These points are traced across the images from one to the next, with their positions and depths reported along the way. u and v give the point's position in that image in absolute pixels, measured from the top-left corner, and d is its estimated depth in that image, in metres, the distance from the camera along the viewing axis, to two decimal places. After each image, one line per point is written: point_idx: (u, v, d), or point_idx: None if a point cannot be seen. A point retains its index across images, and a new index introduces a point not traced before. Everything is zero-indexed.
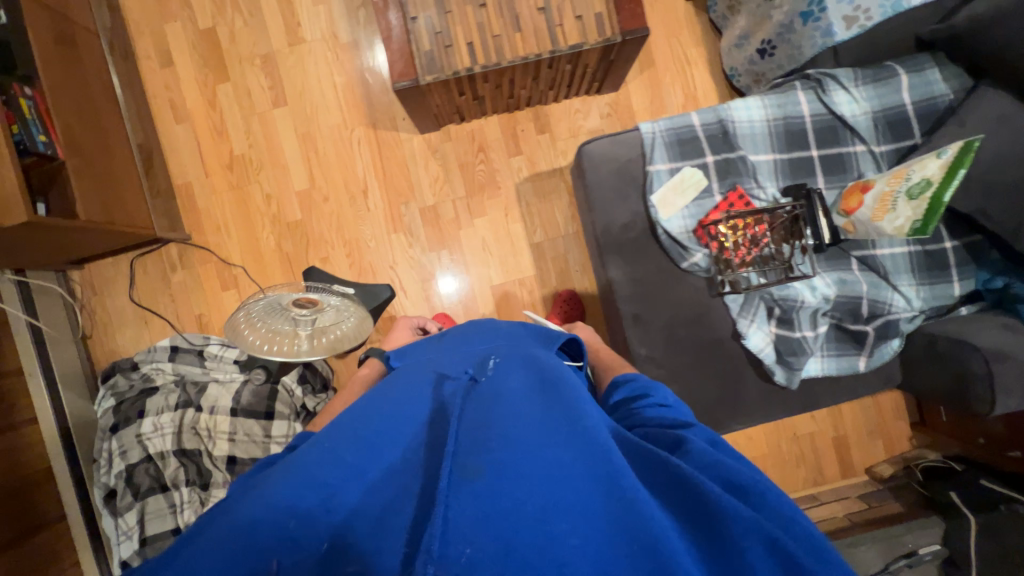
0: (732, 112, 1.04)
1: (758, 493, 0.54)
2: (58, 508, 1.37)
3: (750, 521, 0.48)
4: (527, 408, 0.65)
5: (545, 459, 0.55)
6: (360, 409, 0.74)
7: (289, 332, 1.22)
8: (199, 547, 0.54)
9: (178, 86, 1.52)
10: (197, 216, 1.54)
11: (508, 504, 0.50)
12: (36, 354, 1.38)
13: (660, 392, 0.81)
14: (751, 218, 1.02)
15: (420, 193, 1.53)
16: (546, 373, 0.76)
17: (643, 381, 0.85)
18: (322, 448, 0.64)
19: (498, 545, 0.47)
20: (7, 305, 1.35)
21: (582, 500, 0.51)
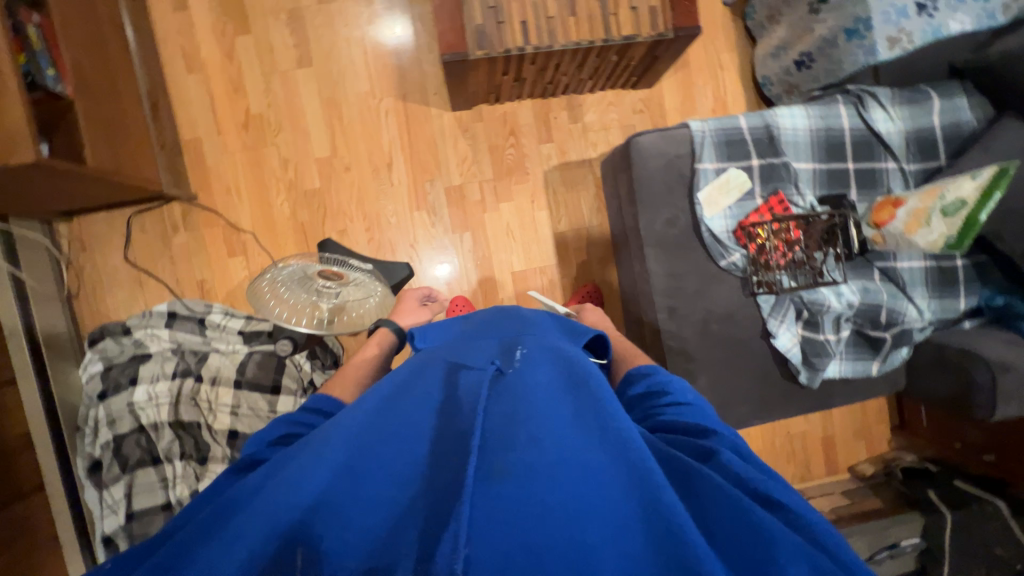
0: (778, 119, 1.07)
1: (793, 511, 0.53)
2: (37, 479, 1.27)
3: (793, 546, 0.49)
4: (554, 409, 0.65)
5: (575, 465, 0.57)
6: (384, 394, 0.73)
7: (310, 304, 1.17)
8: (237, 527, 0.55)
9: (192, 34, 1.41)
10: (206, 175, 1.44)
11: (539, 511, 0.52)
12: (18, 311, 1.27)
13: (679, 386, 0.78)
14: (788, 224, 1.05)
15: (447, 171, 1.49)
16: (572, 366, 0.74)
17: (663, 376, 0.80)
18: (351, 436, 0.64)
19: (528, 550, 0.49)
20: None
21: (611, 507, 0.53)
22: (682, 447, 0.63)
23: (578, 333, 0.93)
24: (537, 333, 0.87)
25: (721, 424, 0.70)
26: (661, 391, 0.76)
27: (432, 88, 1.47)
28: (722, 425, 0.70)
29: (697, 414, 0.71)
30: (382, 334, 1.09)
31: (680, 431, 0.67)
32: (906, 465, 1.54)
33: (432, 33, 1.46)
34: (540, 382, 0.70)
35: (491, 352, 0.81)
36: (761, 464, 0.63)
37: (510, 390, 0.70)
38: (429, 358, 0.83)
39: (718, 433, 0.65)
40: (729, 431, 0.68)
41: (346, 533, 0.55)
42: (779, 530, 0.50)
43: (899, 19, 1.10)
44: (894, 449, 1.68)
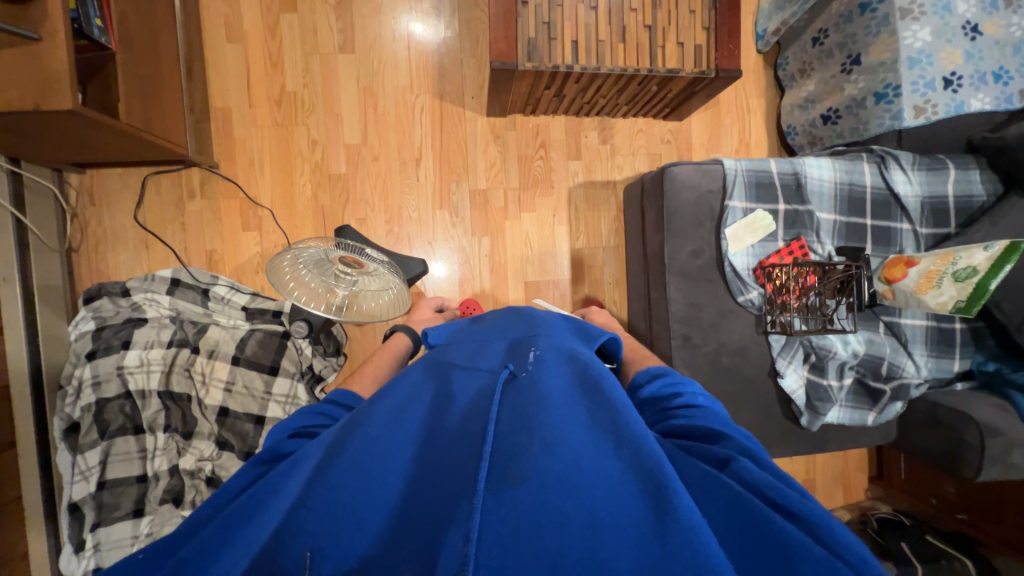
0: (806, 168, 1.12)
1: (815, 522, 0.50)
2: (10, 435, 1.21)
3: (819, 560, 0.46)
4: (566, 410, 0.62)
5: (589, 471, 0.54)
6: (391, 388, 0.70)
7: (328, 290, 1.15)
8: (256, 533, 0.54)
9: (238, 4, 1.40)
10: (231, 146, 1.42)
11: (553, 517, 0.50)
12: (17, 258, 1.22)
13: (689, 387, 0.75)
14: (807, 271, 1.08)
15: (473, 175, 1.50)
16: (584, 367, 0.70)
17: (676, 380, 0.77)
18: (358, 433, 0.61)
19: (541, 559, 0.47)
20: None
21: (626, 517, 0.50)
22: (695, 454, 0.60)
23: (589, 333, 0.89)
24: (550, 333, 0.81)
25: (737, 427, 0.66)
26: (672, 396, 0.73)
27: (470, 92, 1.49)
28: (740, 430, 0.66)
29: (709, 419, 0.67)
30: (398, 337, 1.09)
31: (692, 436, 0.64)
32: (881, 516, 1.58)
33: (477, 39, 1.48)
34: (552, 382, 0.67)
35: (500, 350, 0.78)
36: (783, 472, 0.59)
37: (520, 388, 0.67)
38: (438, 355, 0.81)
39: (733, 438, 0.62)
40: (746, 436, 0.64)
41: (356, 538, 0.52)
42: (803, 543, 0.47)
43: (927, 90, 1.15)
44: (870, 498, 1.73)
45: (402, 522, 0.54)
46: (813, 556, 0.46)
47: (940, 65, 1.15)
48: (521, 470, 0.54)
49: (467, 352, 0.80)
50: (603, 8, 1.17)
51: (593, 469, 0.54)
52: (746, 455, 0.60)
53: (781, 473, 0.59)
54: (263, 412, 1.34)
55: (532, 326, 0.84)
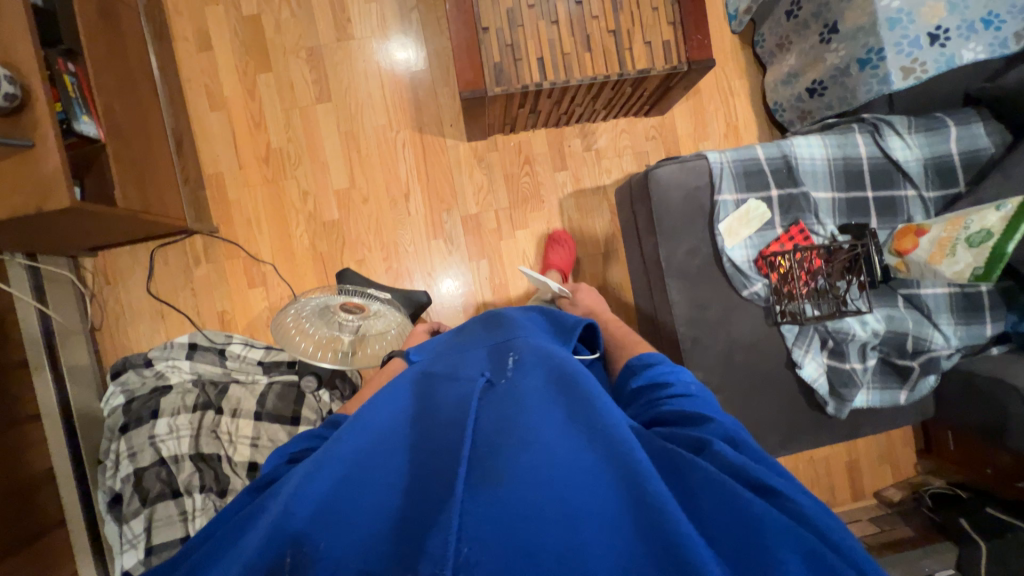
0: (795, 148, 1.09)
1: (786, 497, 0.52)
2: (59, 512, 1.27)
3: (784, 532, 0.48)
4: (543, 405, 0.61)
5: (567, 462, 0.54)
6: (372, 401, 0.70)
7: (333, 338, 1.19)
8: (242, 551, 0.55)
9: (215, 72, 1.45)
10: (227, 209, 1.47)
11: (529, 509, 0.50)
12: (43, 347, 1.29)
13: (674, 374, 0.75)
14: (811, 253, 1.05)
15: (463, 201, 1.51)
16: (561, 361, 0.69)
17: (662, 368, 0.77)
18: (342, 450, 0.62)
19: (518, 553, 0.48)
20: (16, 292, 1.25)
21: (599, 504, 0.51)
22: (675, 439, 0.60)
23: (568, 328, 0.88)
24: (527, 334, 0.80)
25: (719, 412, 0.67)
26: (656, 384, 0.74)
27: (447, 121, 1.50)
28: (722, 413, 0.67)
29: (692, 406, 0.67)
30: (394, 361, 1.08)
31: (676, 423, 0.65)
32: (935, 491, 1.50)
33: (447, 68, 1.49)
34: (530, 380, 0.66)
35: (478, 354, 0.77)
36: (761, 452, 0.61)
37: (498, 390, 0.66)
38: (420, 365, 0.81)
39: (712, 421, 0.63)
40: (727, 418, 0.66)
41: (338, 548, 0.53)
42: (772, 517, 0.48)
43: (912, 49, 1.10)
44: (920, 473, 1.66)
45: (382, 528, 0.54)
46: (789, 530, 0.48)
47: (923, 21, 1.09)
48: (500, 469, 0.54)
49: (447, 361, 0.79)
50: (564, 21, 1.17)
51: (570, 459, 0.54)
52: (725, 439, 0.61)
53: (763, 455, 0.61)
54: None
55: (509, 328, 0.83)
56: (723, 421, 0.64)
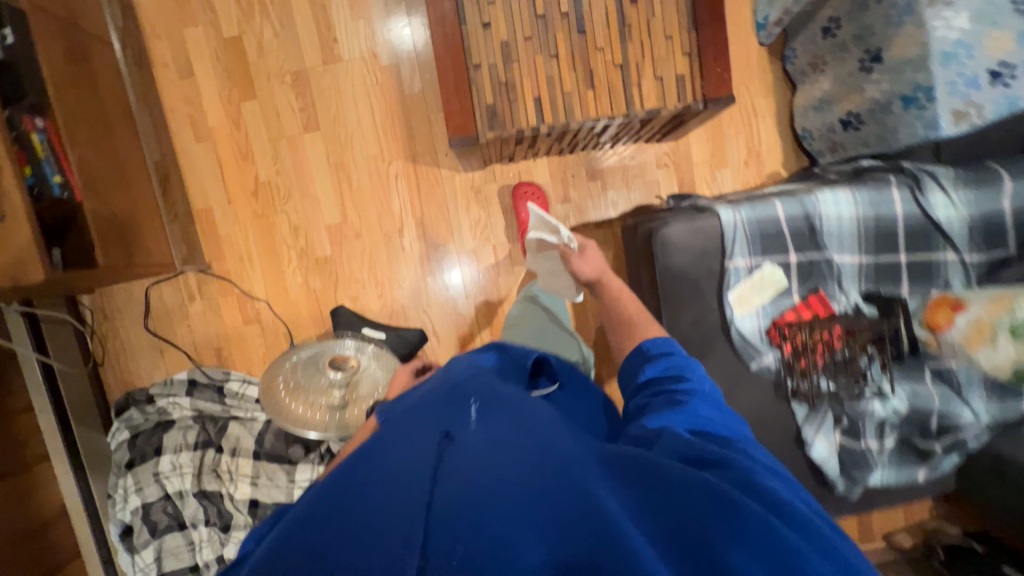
0: (819, 206, 0.97)
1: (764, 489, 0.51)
2: (73, 545, 1.33)
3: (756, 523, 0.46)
4: (508, 418, 0.59)
5: (531, 469, 0.51)
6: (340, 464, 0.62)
7: (322, 397, 1.13)
8: None
9: (199, 100, 1.38)
10: (219, 244, 1.43)
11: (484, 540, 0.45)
12: (47, 394, 1.30)
13: (679, 360, 0.76)
14: (830, 327, 0.97)
15: (459, 235, 1.44)
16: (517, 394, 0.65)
17: (671, 359, 0.76)
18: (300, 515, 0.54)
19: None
20: (17, 345, 1.24)
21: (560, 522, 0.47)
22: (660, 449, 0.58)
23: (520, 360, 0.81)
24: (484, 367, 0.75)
25: (709, 400, 0.68)
26: (656, 374, 0.75)
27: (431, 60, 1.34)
28: (711, 402, 0.68)
29: (682, 397, 0.67)
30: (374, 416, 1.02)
31: (673, 410, 0.64)
32: (949, 543, 1.42)
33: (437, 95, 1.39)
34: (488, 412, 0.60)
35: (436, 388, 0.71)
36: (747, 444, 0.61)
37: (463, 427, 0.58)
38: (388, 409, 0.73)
39: (689, 408, 0.65)
40: (713, 410, 0.66)
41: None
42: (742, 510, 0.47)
43: (968, 91, 0.95)
44: (935, 516, 1.60)
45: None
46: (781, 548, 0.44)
47: (985, 56, 0.93)
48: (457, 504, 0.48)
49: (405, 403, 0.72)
50: (564, 55, 1.05)
51: (532, 465, 0.51)
52: (706, 433, 0.62)
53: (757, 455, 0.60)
54: (291, 499, 1.38)
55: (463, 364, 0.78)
56: (705, 410, 0.65)
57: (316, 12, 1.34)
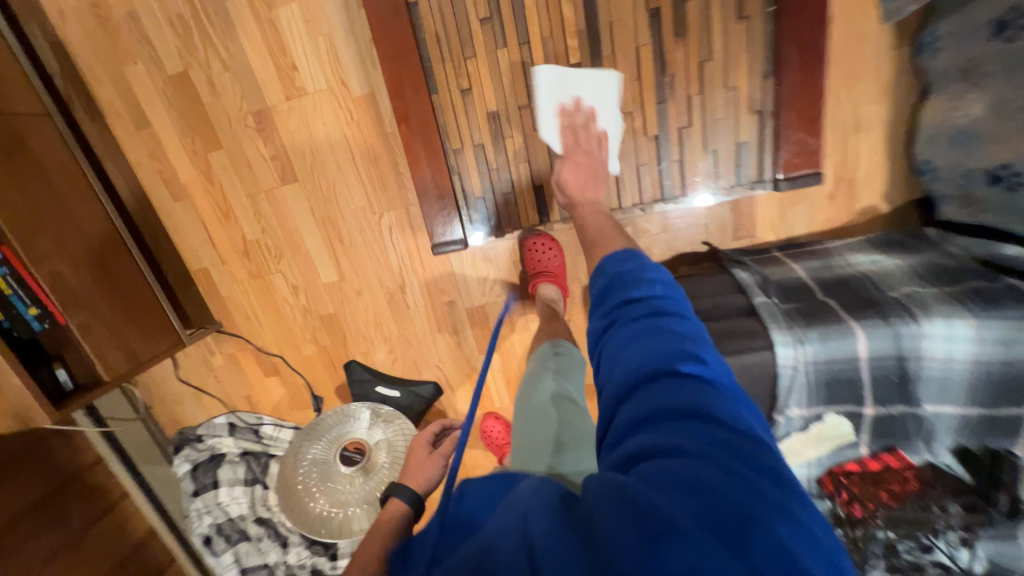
0: (921, 343, 0.73)
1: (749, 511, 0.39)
2: (167, 556, 1.59)
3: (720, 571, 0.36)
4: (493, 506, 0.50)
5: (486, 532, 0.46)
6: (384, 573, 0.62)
7: (346, 484, 1.23)
8: None
9: (163, 154, 1.21)
10: (223, 304, 1.38)
11: None
12: (110, 450, 1.45)
13: (649, 282, 0.62)
14: (901, 475, 0.80)
15: (466, 292, 1.28)
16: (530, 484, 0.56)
17: (639, 278, 0.62)
18: None
19: None
20: (76, 420, 1.38)
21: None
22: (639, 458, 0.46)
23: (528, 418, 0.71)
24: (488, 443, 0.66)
25: (685, 342, 0.54)
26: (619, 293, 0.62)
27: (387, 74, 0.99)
28: (688, 343, 0.54)
29: (635, 338, 0.56)
30: (391, 506, 0.85)
31: (637, 362, 0.53)
32: None
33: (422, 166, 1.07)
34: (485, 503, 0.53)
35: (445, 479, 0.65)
36: (732, 414, 0.48)
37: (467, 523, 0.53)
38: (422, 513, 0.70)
39: (637, 350, 0.54)
40: (687, 356, 0.52)
41: None
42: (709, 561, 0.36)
43: None
44: None
45: None
46: None
47: None
48: None
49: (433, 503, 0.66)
50: None
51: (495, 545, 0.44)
52: (663, 385, 0.50)
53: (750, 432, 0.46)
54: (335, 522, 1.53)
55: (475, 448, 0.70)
56: (669, 355, 0.52)
57: (266, 33, 1.06)
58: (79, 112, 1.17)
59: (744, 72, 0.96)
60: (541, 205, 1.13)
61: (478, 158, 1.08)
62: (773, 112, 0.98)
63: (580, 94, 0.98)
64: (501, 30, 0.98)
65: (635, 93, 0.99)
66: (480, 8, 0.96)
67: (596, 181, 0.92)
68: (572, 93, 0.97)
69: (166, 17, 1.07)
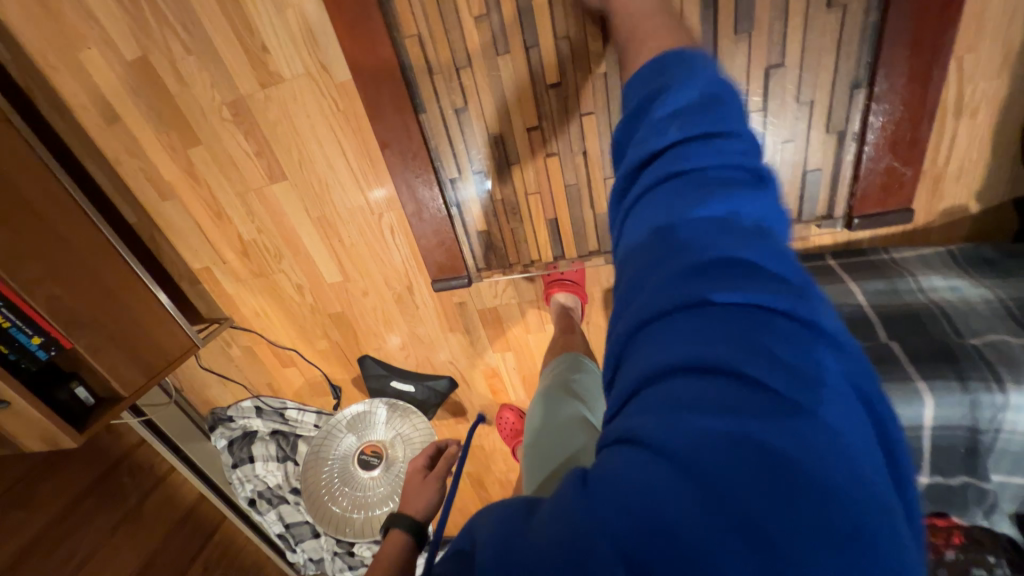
0: (1004, 416, 0.63)
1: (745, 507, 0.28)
2: (218, 515, 1.75)
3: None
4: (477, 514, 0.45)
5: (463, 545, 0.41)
6: None
7: (367, 483, 1.30)
8: None
9: (142, 151, 1.10)
10: (231, 301, 1.35)
11: None
12: (156, 438, 1.51)
13: (667, 142, 0.44)
14: (948, 533, 0.72)
15: (477, 294, 1.18)
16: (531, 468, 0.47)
17: (659, 142, 0.44)
18: None
19: None
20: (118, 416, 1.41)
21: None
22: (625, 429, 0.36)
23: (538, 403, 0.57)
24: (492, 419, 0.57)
25: (702, 242, 0.38)
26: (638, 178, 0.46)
27: (365, 93, 0.87)
28: (706, 243, 0.38)
29: (646, 255, 0.41)
30: (391, 539, 0.75)
31: (642, 296, 0.40)
32: None
33: (420, 193, 0.97)
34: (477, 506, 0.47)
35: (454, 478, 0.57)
36: (747, 350, 0.33)
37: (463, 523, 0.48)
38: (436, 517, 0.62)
39: (649, 277, 0.40)
40: (692, 271, 0.38)
41: None
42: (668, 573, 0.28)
43: None
44: None
45: None
46: None
47: None
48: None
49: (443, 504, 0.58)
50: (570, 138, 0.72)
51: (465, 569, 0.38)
52: (669, 331, 0.36)
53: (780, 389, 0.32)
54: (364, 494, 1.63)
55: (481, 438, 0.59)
56: (672, 271, 0.38)
57: (226, 7, 0.89)
58: (45, 108, 1.05)
59: (822, 82, 0.76)
60: (554, 241, 1.02)
61: (479, 187, 0.96)
62: (860, 134, 0.79)
63: None
64: (501, 29, 0.80)
65: None
66: (474, 3, 0.78)
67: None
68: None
69: None
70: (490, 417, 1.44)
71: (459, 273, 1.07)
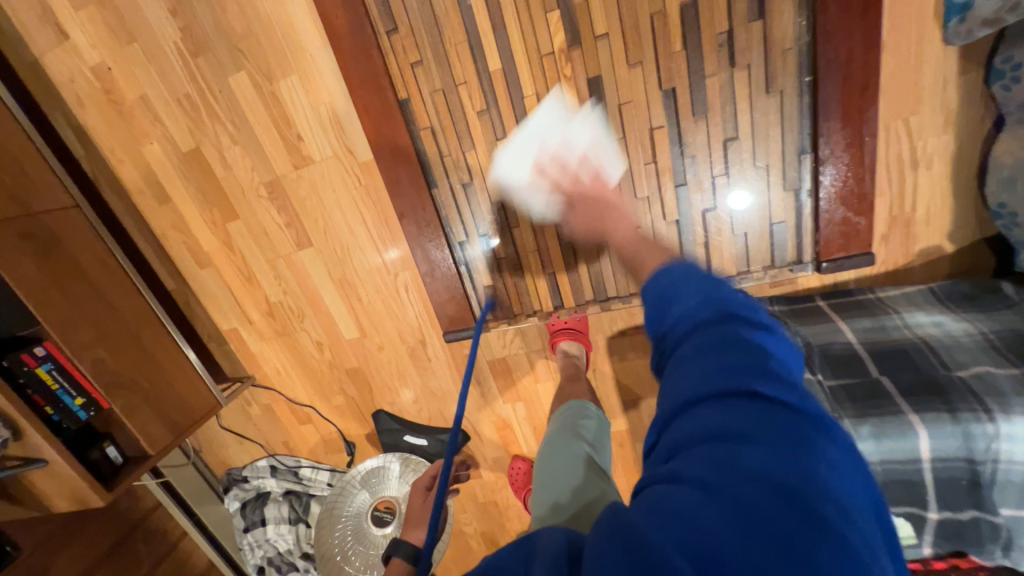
0: (998, 446, 0.64)
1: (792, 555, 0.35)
2: None
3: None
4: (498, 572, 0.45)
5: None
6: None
7: (380, 542, 1.28)
8: None
9: (187, 226, 1.23)
10: (255, 360, 1.42)
11: None
12: (172, 500, 1.52)
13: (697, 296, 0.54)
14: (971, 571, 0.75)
15: (487, 345, 1.23)
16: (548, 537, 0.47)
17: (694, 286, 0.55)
18: None
19: None
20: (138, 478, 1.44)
21: None
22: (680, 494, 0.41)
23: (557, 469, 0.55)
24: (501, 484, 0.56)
25: (740, 355, 0.47)
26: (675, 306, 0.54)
27: (384, 171, 0.99)
28: (743, 356, 0.47)
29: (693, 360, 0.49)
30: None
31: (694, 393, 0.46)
32: None
33: (432, 254, 1.07)
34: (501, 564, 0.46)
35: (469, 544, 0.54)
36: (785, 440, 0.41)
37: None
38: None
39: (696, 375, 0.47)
40: (734, 369, 0.46)
41: None
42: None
43: None
44: None
45: None
46: None
47: None
48: None
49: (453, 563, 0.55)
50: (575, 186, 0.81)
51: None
52: (719, 417, 0.44)
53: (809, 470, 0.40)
54: None
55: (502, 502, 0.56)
56: (717, 373, 0.46)
57: (269, 106, 1.05)
58: (108, 193, 1.21)
59: (774, 149, 0.88)
60: (554, 293, 1.11)
61: (483, 247, 1.06)
62: (813, 190, 0.90)
63: (534, 157, 0.82)
64: (500, 118, 0.93)
65: (652, 146, 0.91)
66: (476, 99, 0.92)
67: (601, 209, 0.75)
68: (528, 160, 0.82)
69: (173, 98, 1.08)
70: (502, 470, 1.43)
71: (467, 325, 1.14)
